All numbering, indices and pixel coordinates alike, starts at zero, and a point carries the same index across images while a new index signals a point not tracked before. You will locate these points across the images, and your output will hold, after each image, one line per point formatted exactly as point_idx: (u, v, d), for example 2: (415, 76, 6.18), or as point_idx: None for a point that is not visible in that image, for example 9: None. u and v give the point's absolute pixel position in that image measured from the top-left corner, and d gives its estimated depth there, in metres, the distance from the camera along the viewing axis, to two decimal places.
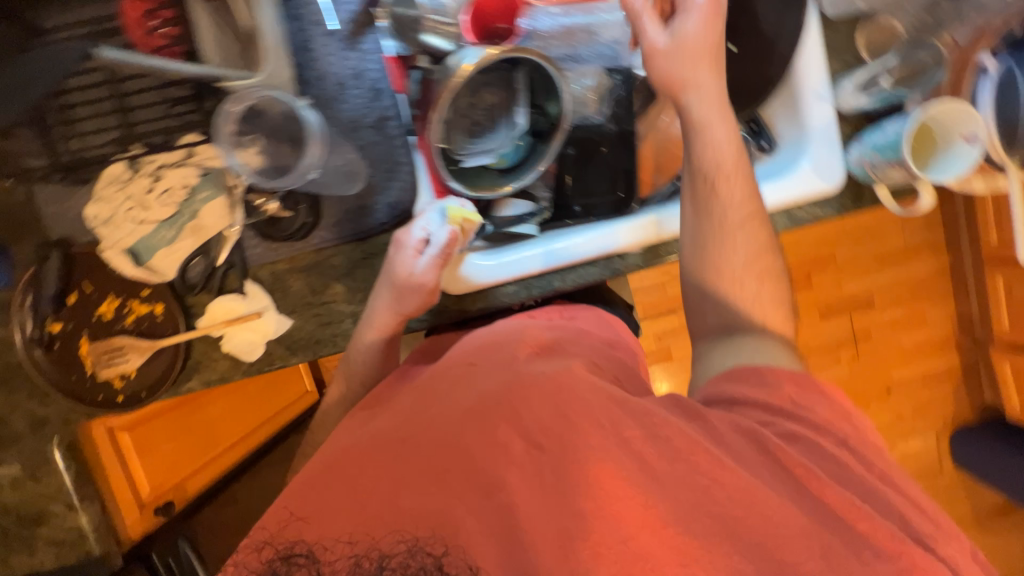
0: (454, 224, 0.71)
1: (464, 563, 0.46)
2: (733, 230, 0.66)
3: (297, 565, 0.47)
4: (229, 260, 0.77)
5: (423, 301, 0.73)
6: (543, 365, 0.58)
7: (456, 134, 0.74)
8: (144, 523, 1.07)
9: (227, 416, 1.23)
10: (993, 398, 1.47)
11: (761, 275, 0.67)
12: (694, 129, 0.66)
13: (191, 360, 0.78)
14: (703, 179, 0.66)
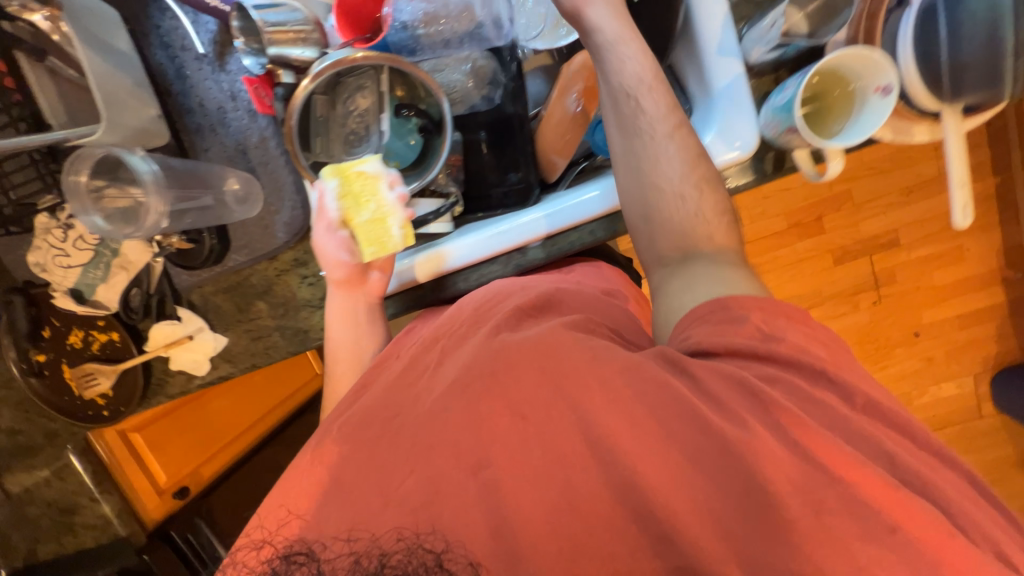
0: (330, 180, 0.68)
1: (463, 558, 0.48)
2: (661, 139, 0.62)
3: (297, 563, 0.50)
4: (158, 289, 0.83)
5: (344, 271, 0.74)
6: (527, 331, 0.57)
7: (332, 145, 0.74)
8: (165, 509, 1.18)
9: (236, 413, 1.32)
10: (936, 291, 1.71)
11: (699, 180, 0.62)
12: (603, 50, 0.64)
13: (154, 377, 0.89)
14: (624, 98, 0.63)
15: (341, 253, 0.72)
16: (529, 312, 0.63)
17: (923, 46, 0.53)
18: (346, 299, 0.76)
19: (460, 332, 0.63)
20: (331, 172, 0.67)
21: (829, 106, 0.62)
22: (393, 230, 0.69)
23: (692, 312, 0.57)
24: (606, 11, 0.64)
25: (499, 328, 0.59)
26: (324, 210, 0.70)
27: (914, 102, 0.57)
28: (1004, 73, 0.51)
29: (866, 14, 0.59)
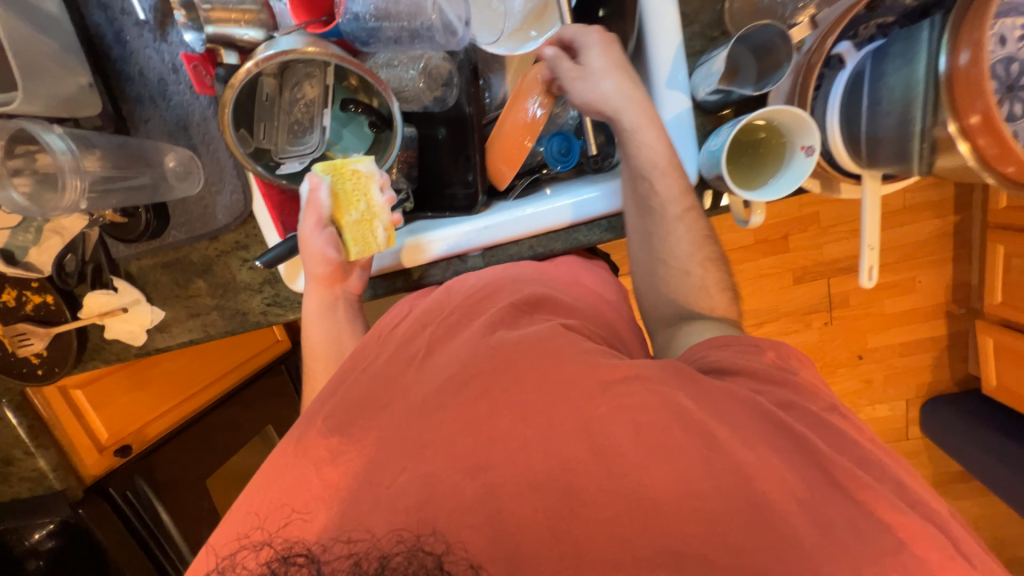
0: (324, 185, 0.70)
1: (465, 561, 0.48)
2: (674, 223, 0.67)
3: (296, 565, 0.50)
4: (96, 258, 0.82)
5: (329, 268, 0.73)
6: (500, 337, 0.62)
7: (275, 134, 0.72)
8: (104, 466, 1.15)
9: (184, 375, 1.33)
10: (897, 316, 1.76)
11: (704, 259, 0.69)
12: (625, 136, 0.64)
13: (93, 342, 0.89)
14: (640, 181, 0.66)
15: (327, 249, 0.71)
16: (520, 311, 0.66)
17: (851, 111, 0.54)
18: (322, 295, 0.76)
19: (451, 323, 0.68)
20: (322, 168, 0.70)
21: (763, 157, 0.62)
22: (380, 232, 0.73)
23: (697, 345, 0.64)
24: (625, 95, 0.63)
25: (494, 325, 0.64)
26: (317, 204, 0.70)
27: (838, 161, 0.59)
28: (910, 154, 0.49)
29: (805, 67, 0.58)
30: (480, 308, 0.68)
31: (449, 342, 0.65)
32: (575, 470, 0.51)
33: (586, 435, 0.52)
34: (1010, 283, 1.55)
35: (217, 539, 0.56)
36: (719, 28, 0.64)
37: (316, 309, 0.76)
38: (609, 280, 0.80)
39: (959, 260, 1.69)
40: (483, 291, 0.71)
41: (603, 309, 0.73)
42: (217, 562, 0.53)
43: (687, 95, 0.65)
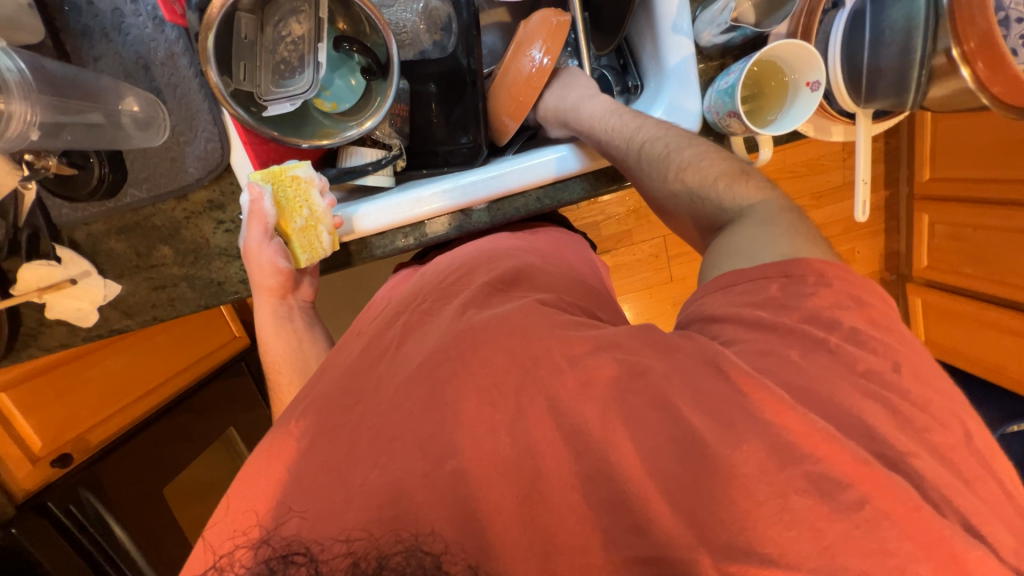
0: (260, 193, 0.66)
1: (464, 559, 0.40)
2: (675, 159, 0.60)
3: (296, 566, 0.40)
4: (33, 223, 0.69)
5: (278, 279, 0.69)
6: (489, 312, 0.54)
7: (258, 73, 0.65)
8: (41, 479, 0.98)
9: (133, 375, 1.13)
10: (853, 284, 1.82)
11: (725, 180, 0.58)
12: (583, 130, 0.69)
13: (27, 327, 0.75)
14: (610, 151, 0.66)
15: (274, 260, 0.68)
16: (494, 290, 0.59)
17: (852, 47, 0.59)
18: (271, 305, 0.72)
19: (425, 309, 0.59)
20: (260, 176, 0.66)
21: (766, 99, 0.66)
22: (325, 237, 0.69)
23: (707, 290, 0.53)
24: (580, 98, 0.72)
25: (467, 306, 0.56)
26: (260, 214, 0.66)
27: (837, 102, 0.63)
28: (909, 86, 0.56)
29: (807, 12, 0.62)
30: (455, 290, 0.60)
31: (426, 329, 0.55)
32: (540, 454, 0.43)
33: (550, 416, 0.45)
34: (933, 249, 1.68)
35: (212, 531, 0.44)
36: None
37: (269, 320, 0.72)
38: (587, 252, 0.80)
39: (889, 231, 1.80)
40: (457, 272, 0.63)
41: (580, 282, 0.68)
42: (215, 560, 0.42)
43: (691, 37, 0.66)
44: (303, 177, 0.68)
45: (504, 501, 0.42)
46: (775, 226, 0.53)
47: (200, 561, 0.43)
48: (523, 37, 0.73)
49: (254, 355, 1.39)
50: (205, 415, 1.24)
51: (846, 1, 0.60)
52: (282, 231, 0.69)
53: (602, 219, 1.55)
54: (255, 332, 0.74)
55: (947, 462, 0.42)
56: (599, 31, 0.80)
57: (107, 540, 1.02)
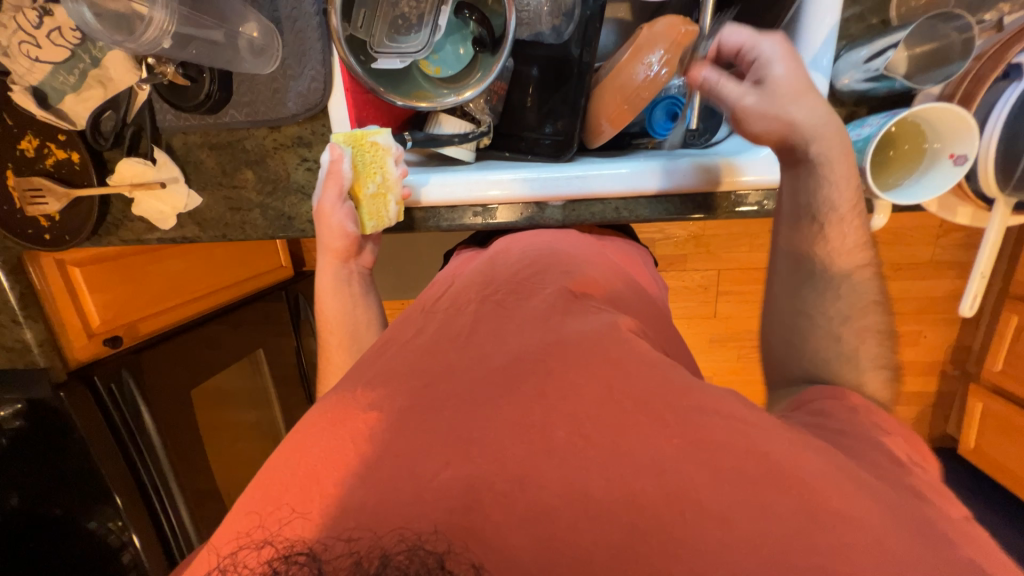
0: (339, 152, 0.67)
1: (471, 561, 0.33)
2: (825, 267, 0.58)
3: (295, 567, 0.34)
4: (139, 121, 0.73)
5: (344, 243, 0.72)
6: (573, 326, 0.49)
7: (373, 21, 0.64)
8: (92, 354, 1.00)
9: (190, 277, 1.21)
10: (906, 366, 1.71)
11: (863, 332, 0.56)
12: (806, 172, 0.56)
13: (111, 217, 0.80)
14: (807, 221, 0.58)
15: (345, 223, 0.70)
16: (569, 294, 0.56)
17: (1016, 127, 0.53)
18: (333, 268, 0.75)
19: (500, 301, 0.56)
20: (343, 139, 0.68)
21: (893, 161, 0.60)
22: (393, 207, 0.71)
23: (809, 396, 0.52)
24: (811, 110, 0.54)
25: (547, 313, 0.52)
26: (338, 174, 0.67)
27: (978, 182, 0.57)
28: None
29: (972, 75, 0.54)
30: (530, 287, 0.58)
31: (497, 327, 0.52)
32: (638, 505, 0.35)
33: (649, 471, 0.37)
34: (1012, 354, 1.53)
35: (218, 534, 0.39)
36: (881, 13, 0.59)
37: (330, 283, 0.76)
38: (648, 270, 0.78)
39: (965, 324, 1.67)
40: (530, 270, 0.61)
41: (648, 304, 0.65)
42: (217, 562, 0.36)
43: (829, 79, 0.60)
44: (380, 148, 0.69)
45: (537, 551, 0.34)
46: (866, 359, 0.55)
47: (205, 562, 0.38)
48: (647, 37, 0.69)
49: (294, 287, 1.50)
50: (238, 329, 1.28)
51: None
52: (355, 195, 0.71)
53: (659, 239, 1.50)
54: (314, 290, 0.77)
55: None
56: None
57: (136, 427, 1.01)
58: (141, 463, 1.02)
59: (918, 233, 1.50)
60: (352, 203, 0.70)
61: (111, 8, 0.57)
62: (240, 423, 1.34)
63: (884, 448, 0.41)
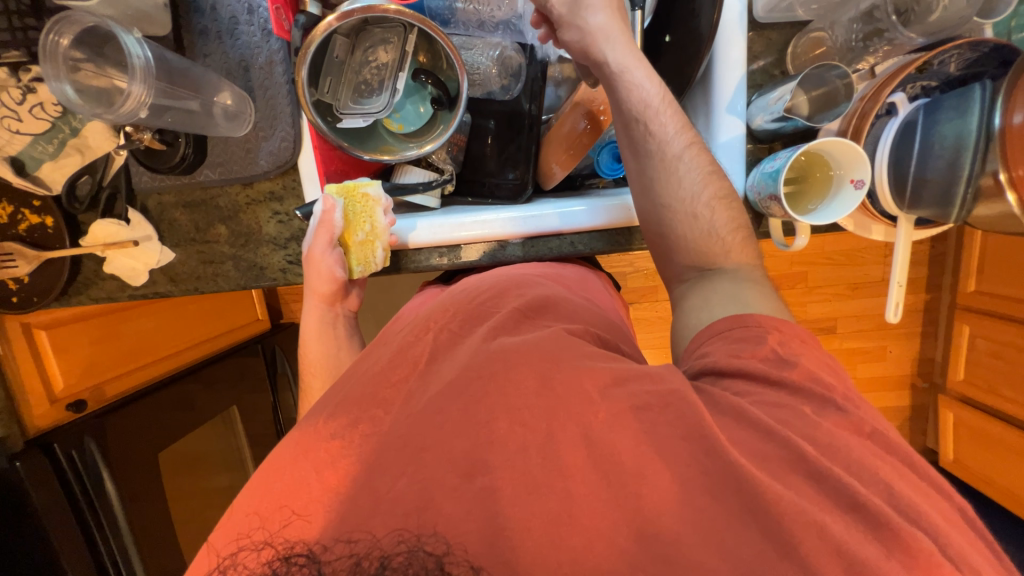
0: (334, 202, 0.72)
1: (466, 561, 0.41)
2: (678, 168, 0.63)
3: (296, 566, 0.41)
4: (114, 184, 0.76)
5: (332, 287, 0.75)
6: (510, 340, 0.55)
7: (338, 87, 0.72)
8: (54, 420, 0.95)
9: (161, 336, 1.20)
10: (877, 382, 1.76)
11: (713, 199, 0.62)
12: (617, 80, 0.63)
13: (82, 277, 0.81)
14: (636, 125, 0.63)
15: (334, 267, 0.74)
16: (522, 317, 0.60)
17: (899, 155, 0.62)
18: (319, 309, 0.79)
19: (456, 329, 0.60)
20: (335, 191, 0.73)
21: (811, 188, 0.68)
22: (379, 252, 0.75)
23: (700, 335, 0.57)
24: (614, 31, 0.63)
25: (495, 332, 0.57)
26: (329, 224, 0.71)
27: (880, 203, 0.66)
28: (951, 202, 0.57)
29: (859, 113, 0.64)
30: (487, 312, 0.62)
31: (451, 354, 0.57)
32: (571, 476, 0.44)
33: (582, 445, 0.45)
34: (972, 363, 1.59)
35: (216, 535, 0.45)
36: (780, 66, 0.70)
37: (315, 324, 0.79)
38: (610, 292, 0.82)
39: (926, 337, 1.74)
40: (489, 293, 0.65)
41: (607, 319, 0.69)
42: (217, 563, 0.43)
43: (742, 120, 0.70)
44: (372, 198, 0.74)
45: (479, 535, 0.42)
46: (753, 290, 0.59)
47: (202, 563, 0.44)
48: (587, 93, 0.77)
49: (270, 341, 1.50)
50: (212, 387, 1.24)
51: (900, 110, 0.62)
52: (343, 241, 0.75)
53: (629, 272, 1.57)
54: (300, 333, 0.81)
55: None
56: None
57: (97, 496, 0.95)
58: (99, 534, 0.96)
59: (866, 254, 1.60)
60: (340, 250, 0.74)
61: (93, 85, 0.64)
62: (210, 487, 1.28)
63: (817, 440, 0.45)
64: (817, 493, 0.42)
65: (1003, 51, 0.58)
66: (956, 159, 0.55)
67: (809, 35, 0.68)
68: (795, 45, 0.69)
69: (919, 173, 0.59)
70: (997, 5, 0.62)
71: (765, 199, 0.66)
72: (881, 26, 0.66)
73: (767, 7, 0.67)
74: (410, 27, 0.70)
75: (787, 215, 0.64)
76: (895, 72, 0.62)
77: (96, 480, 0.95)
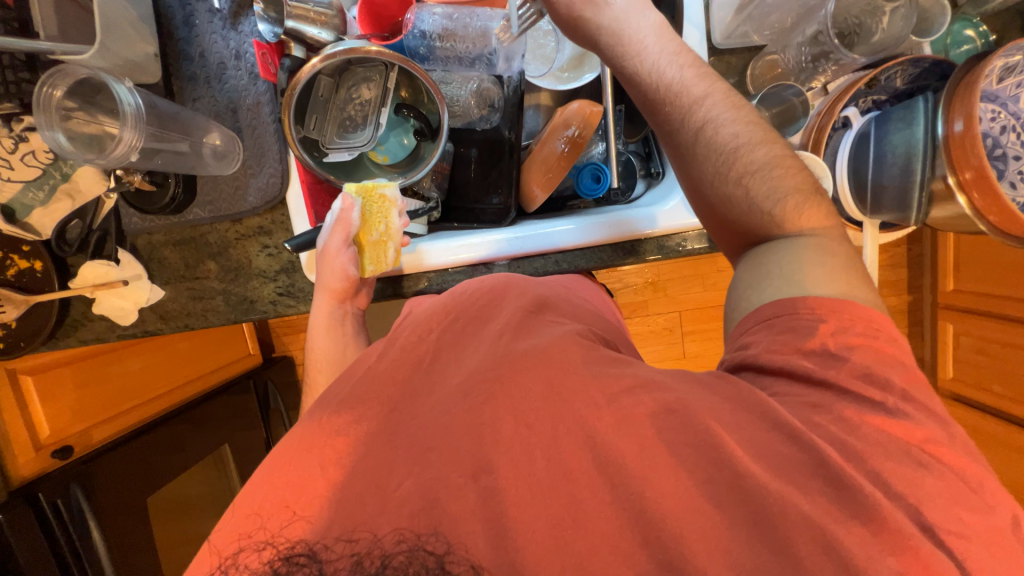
0: (355, 199, 0.72)
1: (466, 561, 0.42)
2: (709, 146, 0.59)
3: (297, 566, 0.42)
4: (104, 226, 0.77)
5: (344, 283, 0.73)
6: (525, 342, 0.55)
7: (324, 123, 0.74)
8: (40, 468, 0.93)
9: (150, 376, 1.18)
10: None
11: (744, 174, 0.58)
12: (624, 69, 0.61)
13: (70, 319, 0.81)
14: (656, 112, 0.61)
15: (348, 265, 0.72)
16: (527, 312, 0.61)
17: (857, 166, 0.65)
18: (328, 308, 0.75)
19: (458, 329, 0.61)
20: (355, 189, 0.72)
21: None
22: (392, 252, 0.76)
23: (747, 319, 0.56)
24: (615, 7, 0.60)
25: (507, 330, 0.58)
26: (347, 221, 0.72)
27: (845, 210, 0.69)
28: (910, 205, 0.61)
29: (817, 127, 0.68)
30: (489, 314, 0.62)
31: (458, 356, 0.57)
32: (574, 478, 0.45)
33: (586, 447, 0.47)
34: (959, 360, 1.61)
35: (217, 535, 0.46)
36: (742, 87, 0.75)
37: (322, 321, 0.75)
38: (605, 298, 0.83)
39: (913, 337, 1.76)
40: (488, 296, 0.65)
41: (604, 321, 0.70)
42: (220, 562, 0.44)
43: None
44: (388, 197, 0.74)
45: (478, 536, 0.43)
46: (809, 265, 0.54)
47: (205, 562, 0.45)
48: (562, 119, 0.82)
49: (260, 376, 1.49)
50: (203, 427, 1.22)
51: (854, 123, 0.65)
52: (358, 241, 0.74)
53: (619, 287, 1.58)
54: (307, 328, 0.77)
55: (947, 561, 0.40)
56: (631, 121, 0.89)
57: (82, 545, 0.91)
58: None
59: None
60: (354, 249, 0.74)
61: (84, 131, 0.66)
62: (193, 532, 1.22)
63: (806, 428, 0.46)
64: (800, 475, 0.44)
65: (942, 66, 0.64)
66: (908, 164, 0.59)
67: (765, 58, 0.74)
68: (751, 70, 0.74)
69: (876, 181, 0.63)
70: (931, 26, 0.68)
71: None
72: (828, 48, 0.70)
73: (726, 33, 0.72)
74: (390, 65, 0.73)
75: None
76: (846, 88, 0.66)
77: (82, 528, 0.92)
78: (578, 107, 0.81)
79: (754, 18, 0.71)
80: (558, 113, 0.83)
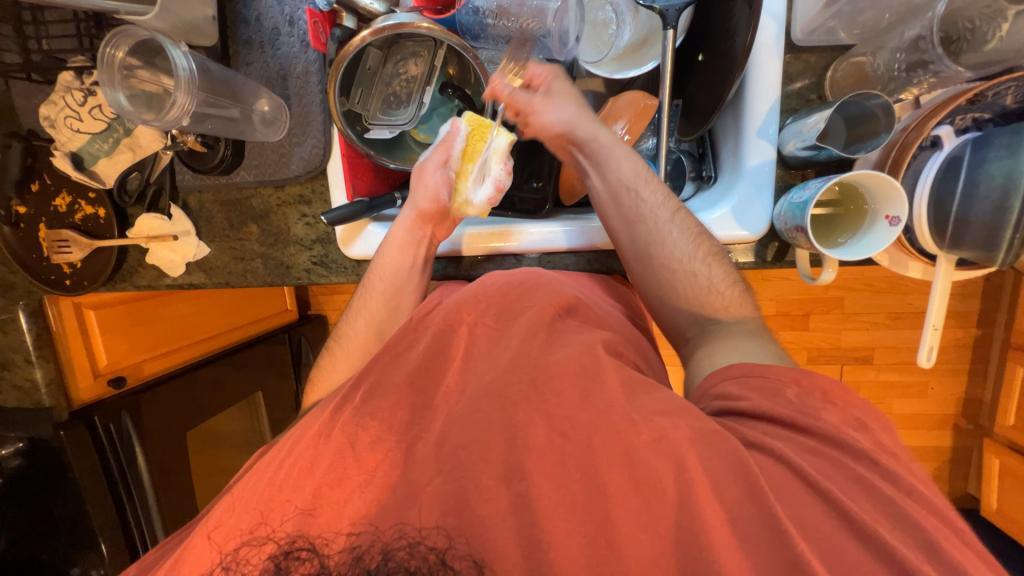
0: (466, 125, 0.72)
1: (463, 559, 0.49)
2: (664, 232, 0.66)
3: (298, 558, 0.50)
4: (160, 181, 0.81)
5: (433, 206, 0.73)
6: (554, 353, 0.61)
7: (368, 96, 0.74)
8: (96, 394, 1.02)
9: (196, 321, 1.25)
10: (914, 419, 1.62)
11: (707, 257, 0.65)
12: (603, 153, 0.69)
13: (126, 266, 0.86)
14: (625, 192, 0.67)
15: (440, 186, 0.74)
16: (556, 315, 0.66)
17: (940, 195, 0.58)
18: (411, 223, 0.74)
19: (491, 328, 0.67)
20: (467, 117, 0.73)
21: (851, 226, 0.65)
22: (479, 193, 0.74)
23: (715, 374, 0.59)
24: (594, 122, 0.70)
25: (535, 340, 0.63)
26: (449, 143, 0.73)
27: (918, 241, 0.62)
28: (1000, 243, 0.53)
29: (900, 143, 0.61)
30: (518, 315, 0.67)
31: None
32: None
33: None
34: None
35: (217, 531, 0.54)
36: (817, 91, 0.68)
37: (401, 236, 0.74)
38: (635, 305, 0.80)
39: (974, 374, 1.57)
40: (517, 292, 0.69)
41: (632, 332, 0.71)
42: (222, 558, 0.52)
43: (776, 145, 0.68)
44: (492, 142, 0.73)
45: (465, 545, 0.49)
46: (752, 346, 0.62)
47: (205, 557, 0.53)
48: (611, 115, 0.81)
49: (296, 331, 1.57)
50: (240, 373, 1.30)
51: (945, 144, 0.58)
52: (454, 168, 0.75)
53: None
54: (382, 239, 0.75)
55: None
56: (686, 119, 0.78)
57: (128, 468, 1.01)
58: (130, 513, 1.02)
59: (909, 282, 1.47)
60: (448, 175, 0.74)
61: (145, 90, 0.69)
62: (221, 468, 1.29)
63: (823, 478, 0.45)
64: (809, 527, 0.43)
65: None
66: (1010, 197, 0.52)
67: (851, 60, 0.66)
68: (834, 71, 0.67)
69: (965, 213, 0.56)
70: None
71: (798, 236, 0.63)
72: (927, 57, 0.62)
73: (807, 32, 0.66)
74: (439, 42, 0.72)
75: (814, 248, 0.62)
76: (946, 101, 0.59)
77: (129, 454, 1.01)
78: (628, 101, 0.81)
79: (843, 14, 0.63)
80: (610, 107, 0.82)
